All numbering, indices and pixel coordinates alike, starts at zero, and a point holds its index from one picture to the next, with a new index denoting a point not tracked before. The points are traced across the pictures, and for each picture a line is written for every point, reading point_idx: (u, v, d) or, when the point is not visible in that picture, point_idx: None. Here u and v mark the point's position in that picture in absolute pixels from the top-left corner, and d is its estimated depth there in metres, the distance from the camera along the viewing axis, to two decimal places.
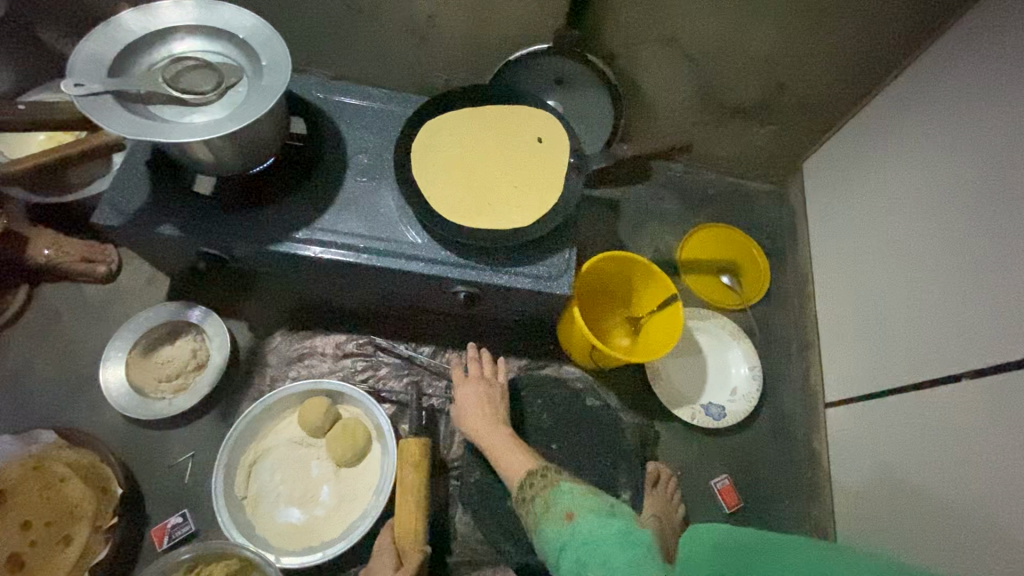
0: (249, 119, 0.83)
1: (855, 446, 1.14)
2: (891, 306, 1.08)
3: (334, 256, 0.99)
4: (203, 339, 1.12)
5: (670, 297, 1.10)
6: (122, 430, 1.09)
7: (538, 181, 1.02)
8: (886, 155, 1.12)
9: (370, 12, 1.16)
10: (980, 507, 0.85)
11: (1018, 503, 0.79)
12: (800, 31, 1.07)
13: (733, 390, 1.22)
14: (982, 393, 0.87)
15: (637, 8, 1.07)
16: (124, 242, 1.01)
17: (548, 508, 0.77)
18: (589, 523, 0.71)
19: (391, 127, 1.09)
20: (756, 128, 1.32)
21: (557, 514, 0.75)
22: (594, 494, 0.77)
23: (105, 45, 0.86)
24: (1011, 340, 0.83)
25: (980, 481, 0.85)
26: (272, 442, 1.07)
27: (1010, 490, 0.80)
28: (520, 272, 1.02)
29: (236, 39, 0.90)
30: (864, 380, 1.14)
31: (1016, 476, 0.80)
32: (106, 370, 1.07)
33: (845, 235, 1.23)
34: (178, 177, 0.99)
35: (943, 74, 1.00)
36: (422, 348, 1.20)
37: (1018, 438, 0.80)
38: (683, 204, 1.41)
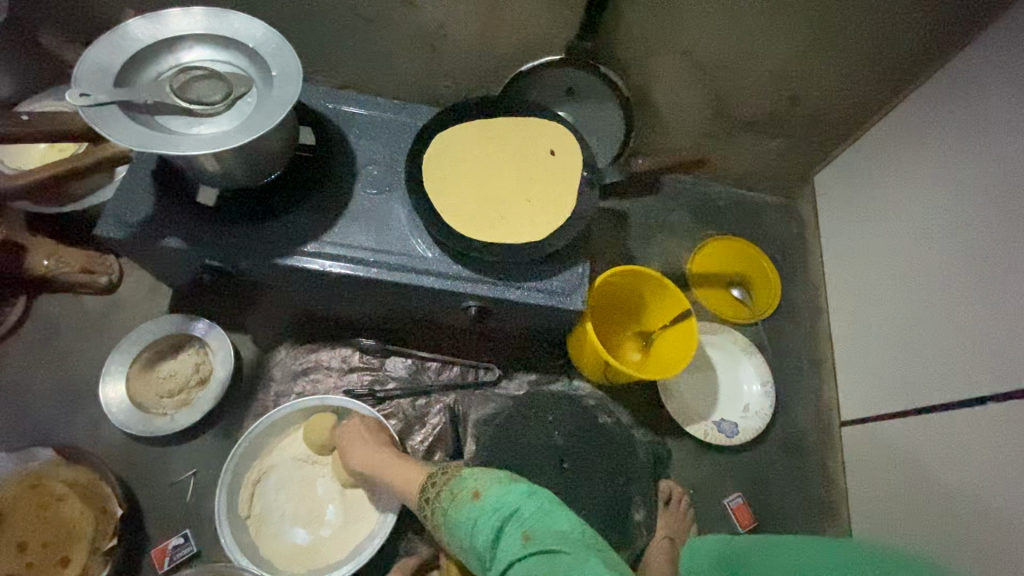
0: (260, 130, 0.81)
1: (874, 465, 1.12)
2: (907, 324, 1.06)
3: (344, 270, 0.97)
4: (206, 353, 1.10)
5: (684, 313, 1.09)
6: (121, 446, 1.07)
7: (552, 194, 1.00)
8: (901, 171, 1.11)
9: (379, 21, 1.14)
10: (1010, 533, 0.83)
11: None
12: (815, 44, 1.06)
13: (745, 406, 1.21)
14: (1008, 416, 0.85)
15: (652, 20, 1.06)
16: (127, 254, 0.98)
17: (453, 494, 0.82)
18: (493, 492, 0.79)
19: (401, 138, 1.07)
20: (767, 140, 1.31)
21: (464, 494, 0.81)
22: (492, 470, 0.84)
23: (112, 53, 0.83)
24: None
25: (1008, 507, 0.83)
26: (276, 459, 1.05)
27: None
28: (532, 287, 1.00)
29: (246, 48, 0.88)
30: (882, 398, 1.12)
31: None
32: (106, 386, 1.04)
33: (859, 249, 1.22)
34: (183, 188, 0.96)
35: (960, 89, 0.99)
36: (430, 362, 1.17)
37: None
38: (693, 216, 1.40)
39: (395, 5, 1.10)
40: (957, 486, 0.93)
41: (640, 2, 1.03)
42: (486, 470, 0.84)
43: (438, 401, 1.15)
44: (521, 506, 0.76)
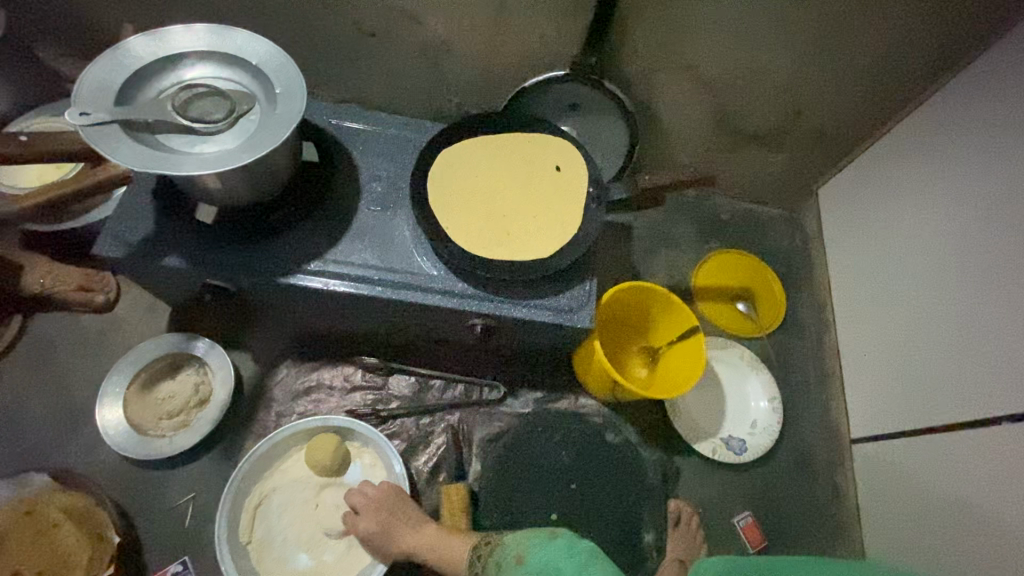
0: (263, 149, 0.80)
1: (884, 482, 1.11)
2: (916, 339, 1.06)
3: (348, 288, 0.96)
4: (206, 372, 1.07)
5: (691, 328, 1.08)
6: (119, 470, 1.04)
7: (558, 210, 0.99)
8: (905, 185, 1.11)
9: (382, 36, 1.13)
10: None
11: None
12: (818, 59, 1.06)
13: (753, 422, 1.20)
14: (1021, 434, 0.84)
15: (656, 35, 1.06)
16: (126, 273, 0.96)
17: (498, 564, 0.80)
18: (535, 554, 0.76)
19: (405, 154, 1.05)
20: (770, 154, 1.31)
21: (508, 561, 0.78)
22: (531, 530, 0.82)
23: (112, 70, 0.82)
24: None
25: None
26: (277, 482, 1.02)
27: None
28: (539, 305, 0.98)
29: (249, 65, 0.87)
30: (892, 414, 1.11)
31: None
32: (103, 408, 1.02)
33: (864, 263, 1.22)
34: (183, 206, 0.94)
35: (964, 104, 0.99)
36: (434, 381, 1.15)
37: None
38: (697, 229, 1.39)
39: (398, 20, 1.09)
40: (971, 506, 0.91)
41: (644, 17, 1.02)
42: (526, 532, 0.81)
43: (442, 420, 1.13)
44: (558, 562, 0.73)
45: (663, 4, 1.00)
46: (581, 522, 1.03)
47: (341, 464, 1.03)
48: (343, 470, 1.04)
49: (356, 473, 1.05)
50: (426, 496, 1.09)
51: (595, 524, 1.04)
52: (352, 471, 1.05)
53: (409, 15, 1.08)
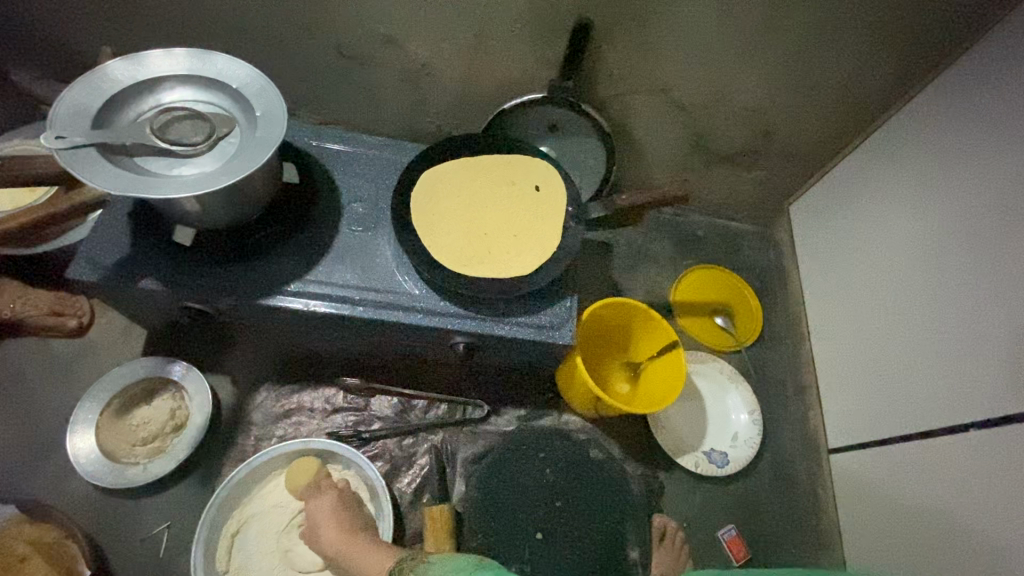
0: (242, 171, 0.80)
1: (862, 493, 1.13)
2: (887, 350, 1.09)
3: (329, 309, 0.95)
4: (183, 397, 1.05)
5: (671, 343, 1.09)
6: (90, 499, 1.01)
7: (539, 229, 1.00)
8: (871, 201, 1.15)
9: (363, 60, 1.15)
10: (1000, 557, 0.84)
11: None
12: (784, 82, 1.11)
13: (734, 435, 1.21)
14: (991, 441, 0.87)
15: (631, 60, 1.10)
16: (100, 297, 0.95)
17: None
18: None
19: (387, 175, 1.06)
20: (743, 172, 1.35)
21: None
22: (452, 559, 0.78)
23: (89, 94, 0.82)
24: (1015, 389, 0.84)
25: (998, 533, 0.84)
26: (256, 508, 1.00)
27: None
28: (521, 322, 0.99)
29: (229, 89, 0.88)
30: (867, 424, 1.14)
31: None
32: (74, 436, 0.99)
33: (836, 277, 1.25)
34: (161, 228, 0.94)
35: (924, 122, 1.03)
36: (417, 401, 1.15)
37: None
38: (674, 246, 1.42)
39: (379, 45, 1.12)
40: (946, 513, 0.93)
41: (618, 42, 1.06)
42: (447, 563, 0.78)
43: (425, 440, 1.12)
44: None
45: (637, 30, 1.04)
46: (566, 541, 1.03)
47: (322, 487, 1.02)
48: None
49: None
50: (409, 519, 1.07)
51: (579, 543, 1.04)
52: None
53: (389, 39, 1.10)
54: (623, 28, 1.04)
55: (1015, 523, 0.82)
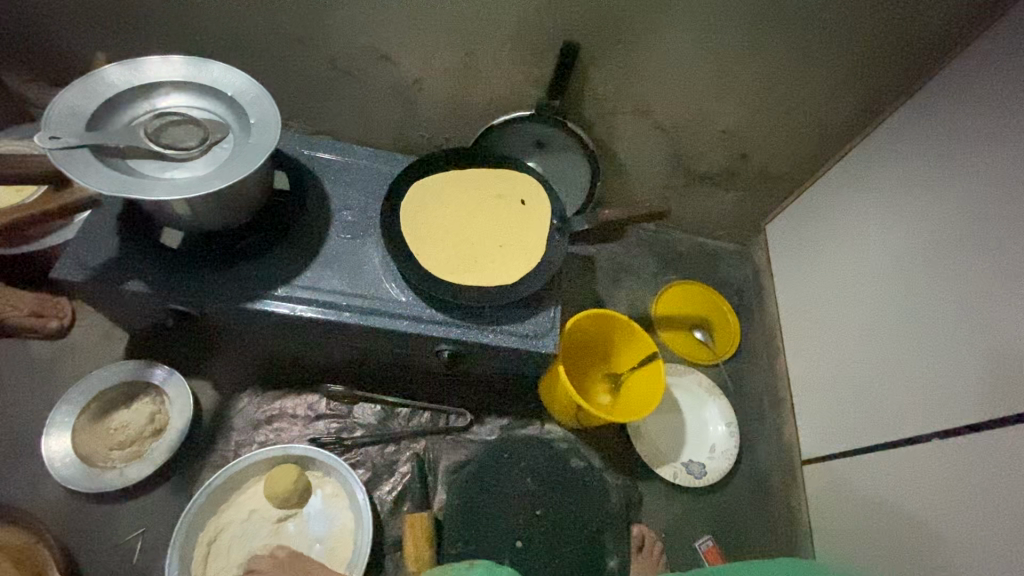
0: (234, 176, 0.82)
1: (831, 503, 1.16)
2: (856, 365, 1.13)
3: (316, 314, 0.96)
4: (163, 401, 1.05)
5: (651, 355, 1.12)
6: (64, 504, 0.99)
7: (524, 240, 1.04)
8: (842, 220, 1.21)
9: (357, 74, 1.19)
10: (967, 562, 0.87)
11: (998, 558, 0.82)
12: (762, 105, 1.17)
13: (712, 447, 1.24)
14: (953, 450, 0.91)
15: (615, 81, 1.15)
16: (85, 298, 0.95)
17: None
18: None
19: (376, 185, 1.09)
20: (722, 192, 1.40)
21: None
22: None
23: (84, 97, 0.83)
24: (975, 400, 0.88)
25: (962, 538, 0.88)
26: (233, 516, 0.99)
27: (990, 545, 0.83)
28: (505, 331, 1.01)
29: (224, 97, 0.90)
30: (836, 436, 1.17)
31: (993, 529, 0.83)
32: (49, 439, 0.98)
33: (808, 295, 1.30)
34: (148, 230, 0.94)
35: (891, 147, 1.10)
36: (400, 409, 1.15)
37: (993, 493, 0.84)
38: (655, 262, 1.46)
39: (373, 59, 1.15)
40: (913, 520, 0.97)
41: (603, 64, 1.11)
42: None
43: (407, 448, 1.13)
44: None
45: (621, 53, 1.09)
46: (544, 549, 1.04)
47: (300, 495, 1.01)
48: (303, 502, 1.02)
49: (315, 504, 1.03)
50: (389, 527, 1.07)
51: (558, 551, 1.04)
52: (312, 501, 1.03)
53: (383, 54, 1.14)
54: (608, 51, 1.09)
55: (976, 528, 0.86)
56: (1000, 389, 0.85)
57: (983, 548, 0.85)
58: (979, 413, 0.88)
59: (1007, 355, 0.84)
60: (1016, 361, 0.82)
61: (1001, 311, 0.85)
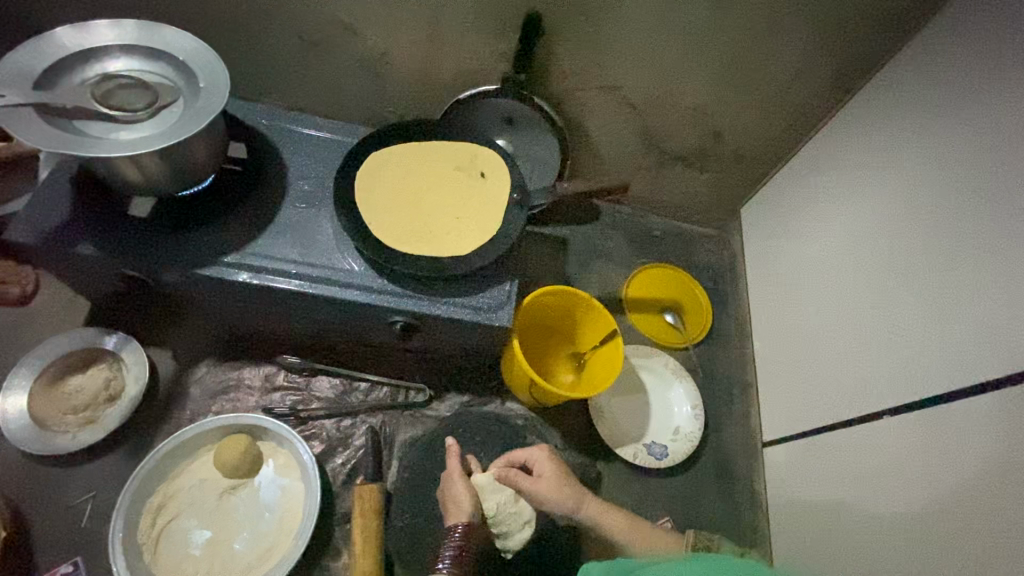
0: (179, 137, 0.82)
1: (788, 486, 1.14)
2: (818, 346, 1.11)
3: (263, 282, 0.96)
4: (120, 368, 1.05)
5: (611, 333, 1.11)
6: (17, 467, 1.00)
7: (480, 212, 1.03)
8: (813, 200, 1.18)
9: (323, 47, 1.18)
10: (902, 543, 0.85)
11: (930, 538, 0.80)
12: (732, 81, 1.15)
13: (676, 429, 1.22)
14: (894, 428, 0.89)
15: (581, 56, 1.13)
16: (38, 261, 0.96)
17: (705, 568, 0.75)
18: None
19: (336, 156, 1.08)
20: (697, 174, 1.38)
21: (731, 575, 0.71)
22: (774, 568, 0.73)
23: (33, 58, 0.84)
24: (920, 380, 0.86)
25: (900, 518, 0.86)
26: (184, 482, 1.00)
27: (920, 524, 0.82)
28: (458, 303, 1.00)
29: (176, 62, 0.90)
30: (796, 419, 1.15)
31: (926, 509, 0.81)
32: (6, 399, 0.99)
33: (778, 277, 1.28)
34: (105, 197, 0.95)
35: (862, 123, 1.06)
36: (359, 382, 1.15)
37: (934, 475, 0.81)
38: (629, 244, 1.44)
39: (339, 32, 1.14)
40: (854, 503, 0.96)
41: (568, 38, 1.10)
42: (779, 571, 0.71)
43: (363, 422, 1.13)
44: None
45: (583, 26, 1.07)
46: None
47: (252, 464, 1.00)
48: (254, 471, 1.01)
49: (267, 474, 1.03)
50: (341, 499, 1.07)
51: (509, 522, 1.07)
52: (264, 471, 1.03)
53: (349, 28, 1.13)
54: (571, 23, 1.07)
55: (914, 508, 0.83)
56: (941, 368, 0.82)
57: (916, 531, 0.83)
58: (919, 391, 0.86)
59: (952, 331, 0.81)
60: (960, 338, 0.80)
61: (948, 291, 0.82)
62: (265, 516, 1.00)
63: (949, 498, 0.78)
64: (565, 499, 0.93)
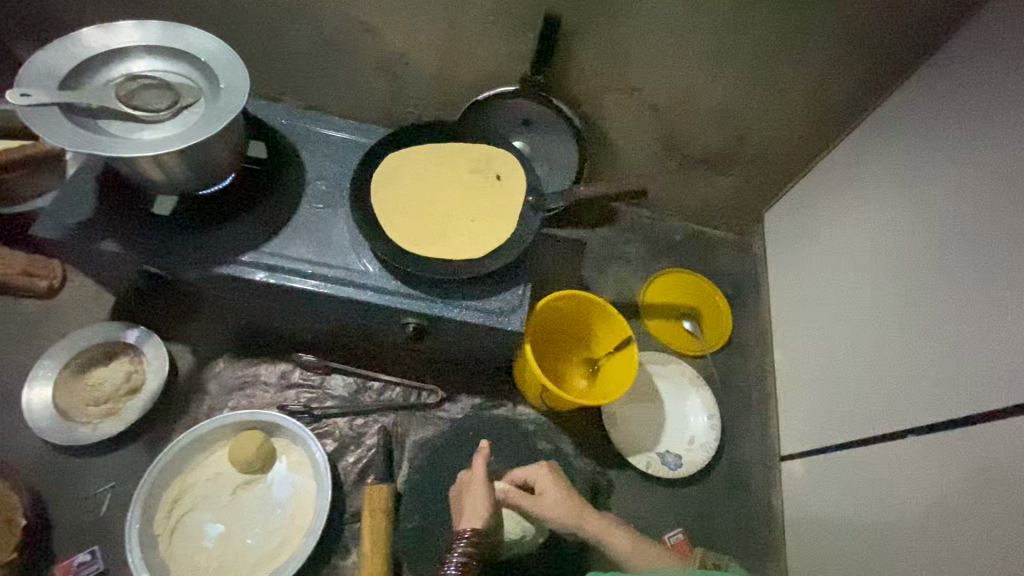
0: (199, 137, 0.83)
1: (807, 502, 1.11)
2: (842, 359, 1.07)
3: (279, 281, 0.97)
4: (140, 362, 1.07)
5: (626, 339, 1.09)
6: (41, 456, 1.03)
7: (495, 215, 1.02)
8: (840, 207, 1.14)
9: (344, 48, 1.19)
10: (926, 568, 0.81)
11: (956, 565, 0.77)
12: (757, 84, 1.11)
13: (691, 439, 1.20)
14: (921, 448, 0.86)
15: (601, 57, 1.11)
16: (64, 256, 0.98)
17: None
18: None
19: (353, 157, 1.08)
20: (719, 177, 1.35)
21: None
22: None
23: (61, 59, 0.86)
24: (950, 398, 0.82)
25: (925, 544, 0.82)
26: (200, 476, 1.01)
27: (945, 550, 0.79)
28: (471, 306, 0.99)
29: (198, 62, 0.91)
30: (816, 434, 1.12)
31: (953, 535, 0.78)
32: (32, 390, 1.02)
33: (802, 286, 1.24)
34: (128, 195, 0.97)
35: (893, 129, 1.01)
36: (372, 382, 1.16)
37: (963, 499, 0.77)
38: (647, 248, 1.42)
39: (359, 33, 1.15)
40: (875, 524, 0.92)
41: (590, 39, 1.08)
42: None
43: (376, 422, 1.13)
44: None
45: (605, 27, 1.05)
46: None
47: (265, 460, 1.02)
48: (267, 467, 1.03)
49: (280, 470, 1.04)
50: (351, 498, 1.08)
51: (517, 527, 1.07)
52: (277, 467, 1.04)
53: (369, 28, 1.13)
54: (592, 23, 1.05)
55: (939, 532, 0.80)
56: (972, 387, 0.79)
57: (941, 557, 0.79)
58: (947, 411, 0.82)
59: (985, 350, 0.77)
60: (993, 358, 0.76)
61: (982, 308, 0.78)
62: (277, 512, 1.01)
63: (977, 523, 0.75)
64: (568, 514, 0.92)
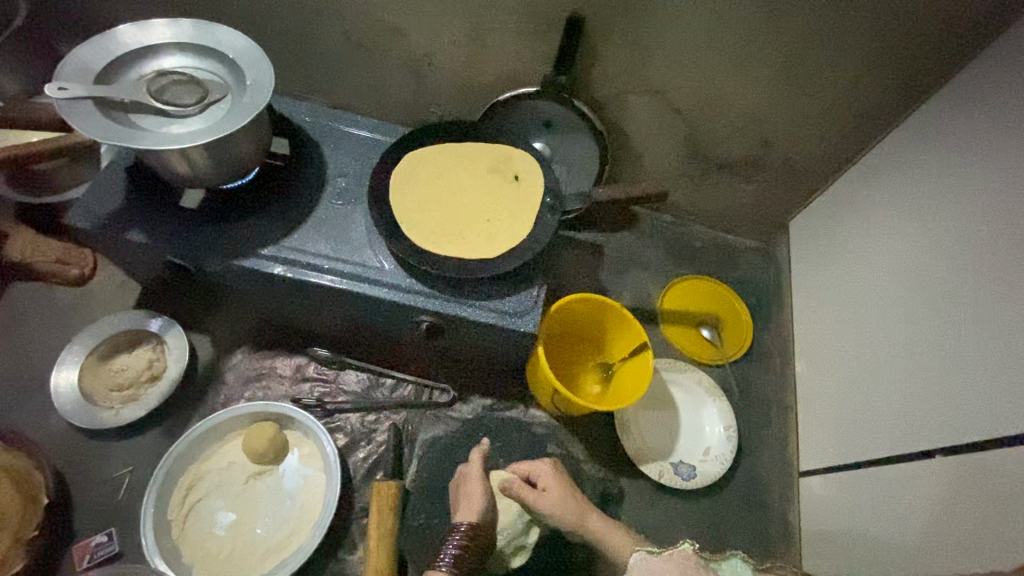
0: (223, 131, 0.85)
1: (824, 519, 1.07)
2: (865, 372, 1.03)
3: (295, 275, 0.98)
4: (162, 349, 1.10)
5: (640, 345, 1.07)
6: (65, 436, 1.06)
7: (511, 215, 1.01)
8: (868, 216, 1.10)
9: (369, 47, 1.20)
10: None
11: None
12: (784, 87, 1.08)
13: (706, 449, 1.17)
14: (944, 469, 0.81)
15: (625, 58, 1.10)
16: (94, 244, 1.02)
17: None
18: None
19: (373, 154, 1.10)
20: (743, 182, 1.32)
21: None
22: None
23: (97, 54, 0.89)
24: (976, 417, 0.78)
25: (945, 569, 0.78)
26: (214, 464, 1.03)
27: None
28: (484, 306, 0.99)
29: (227, 59, 0.93)
30: (837, 450, 1.07)
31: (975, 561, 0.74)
32: (59, 373, 1.06)
33: (827, 296, 1.20)
34: (156, 187, 1.00)
35: (926, 136, 0.97)
36: (385, 379, 1.17)
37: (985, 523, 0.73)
38: (667, 254, 1.40)
39: (384, 33, 1.16)
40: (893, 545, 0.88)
41: (613, 39, 1.07)
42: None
43: (387, 418, 1.14)
44: None
45: (628, 27, 1.04)
46: None
47: (277, 452, 1.03)
48: (278, 459, 1.04)
49: (292, 462, 1.05)
50: (359, 493, 1.08)
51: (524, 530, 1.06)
52: (289, 459, 1.05)
53: (394, 29, 1.15)
54: (616, 24, 1.04)
55: (961, 557, 0.76)
56: (1000, 407, 0.74)
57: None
58: (973, 431, 0.78)
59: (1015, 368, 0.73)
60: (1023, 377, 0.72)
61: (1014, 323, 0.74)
62: (285, 504, 1.02)
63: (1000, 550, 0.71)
64: (569, 514, 0.90)
